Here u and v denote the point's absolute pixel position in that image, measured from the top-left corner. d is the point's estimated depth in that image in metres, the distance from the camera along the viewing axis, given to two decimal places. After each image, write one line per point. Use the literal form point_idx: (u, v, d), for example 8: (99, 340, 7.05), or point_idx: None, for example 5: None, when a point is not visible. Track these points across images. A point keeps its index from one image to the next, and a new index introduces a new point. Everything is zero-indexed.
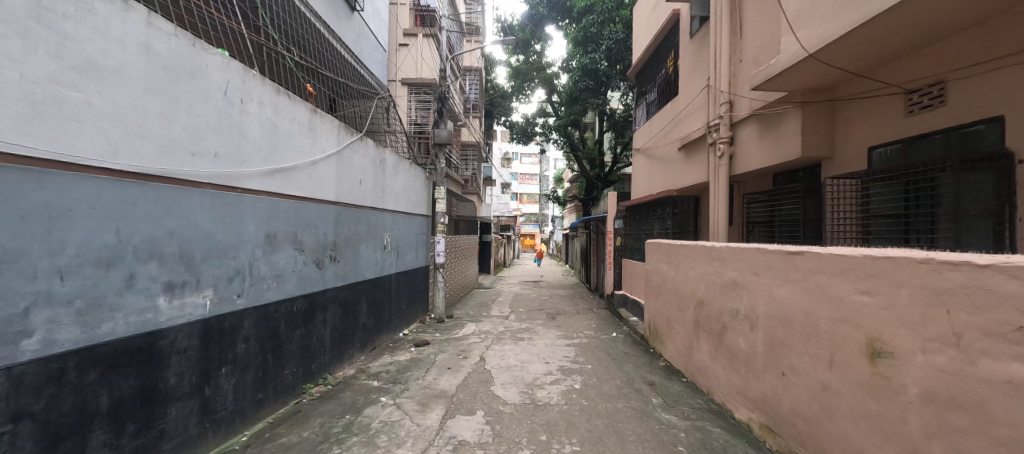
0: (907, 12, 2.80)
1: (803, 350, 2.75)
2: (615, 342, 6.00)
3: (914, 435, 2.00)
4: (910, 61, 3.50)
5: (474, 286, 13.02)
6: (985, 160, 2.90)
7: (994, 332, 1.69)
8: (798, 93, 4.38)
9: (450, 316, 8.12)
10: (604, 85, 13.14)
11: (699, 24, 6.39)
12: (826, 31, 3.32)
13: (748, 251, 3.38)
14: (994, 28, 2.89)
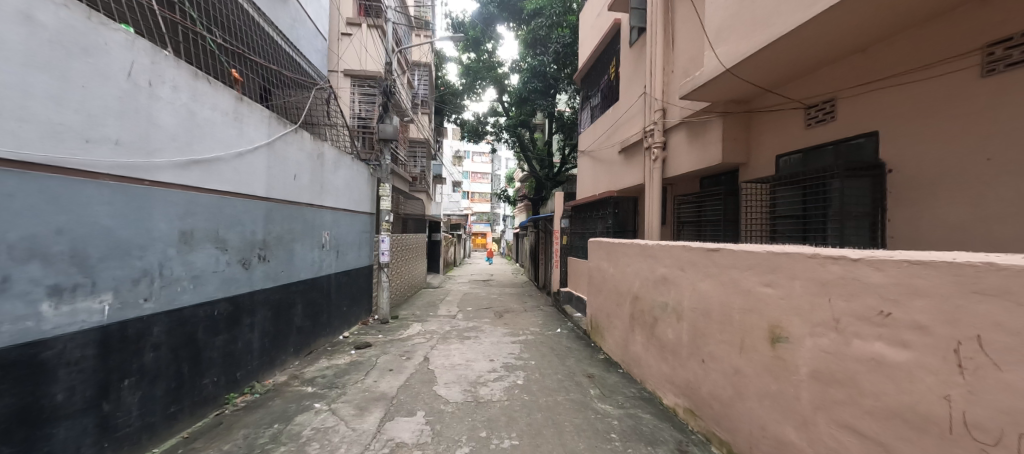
0: (804, 35, 3.17)
1: (718, 338, 3.02)
2: (558, 337, 6.18)
3: (806, 409, 2.32)
4: (811, 80, 3.98)
5: (421, 286, 12.68)
6: (865, 169, 3.39)
7: (863, 316, 2.03)
8: (721, 103, 4.79)
9: (395, 317, 7.87)
10: (553, 87, 13.89)
11: (637, 34, 6.77)
12: (742, 49, 3.67)
13: (674, 248, 3.62)
14: (873, 54, 3.39)
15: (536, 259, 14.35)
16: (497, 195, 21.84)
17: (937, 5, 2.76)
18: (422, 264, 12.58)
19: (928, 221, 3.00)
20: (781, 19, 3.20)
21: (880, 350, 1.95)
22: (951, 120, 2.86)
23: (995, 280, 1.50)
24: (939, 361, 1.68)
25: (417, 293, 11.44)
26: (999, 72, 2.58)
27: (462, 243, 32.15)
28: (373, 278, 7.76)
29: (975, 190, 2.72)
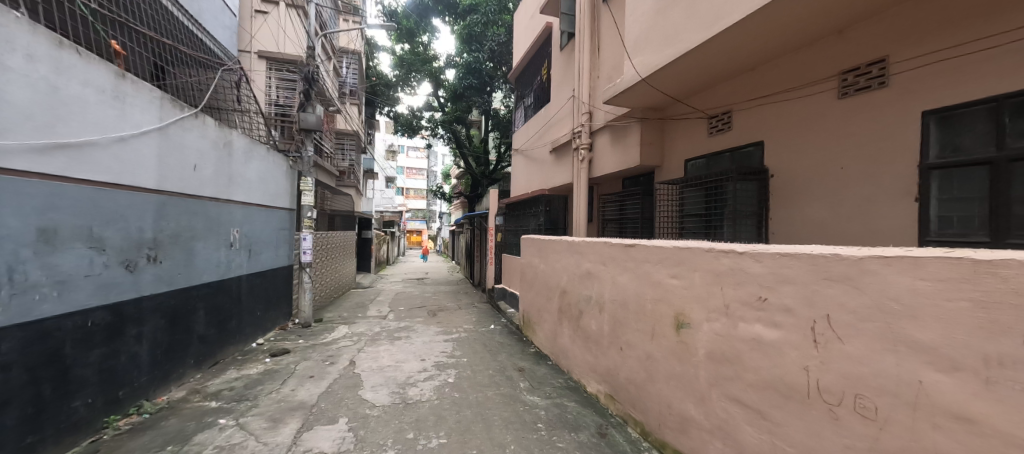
0: (705, 51, 3.55)
1: (634, 327, 3.27)
2: (492, 333, 6.25)
3: (704, 387, 2.61)
4: (712, 93, 4.50)
5: (350, 287, 11.96)
6: (753, 174, 3.91)
7: (747, 302, 2.35)
8: (639, 109, 5.17)
9: (319, 321, 7.36)
10: (487, 85, 14.31)
11: (567, 39, 7.07)
12: (655, 61, 4.00)
13: (597, 244, 3.84)
14: (760, 73, 3.96)
15: (471, 257, 14.37)
16: (431, 192, 21.35)
17: (810, 34, 3.29)
18: (350, 264, 11.87)
19: (802, 219, 3.57)
20: (688, 36, 3.57)
21: (758, 332, 2.28)
22: (817, 133, 3.43)
23: (840, 268, 1.87)
24: (804, 338, 2.02)
25: (345, 295, 10.79)
26: (850, 95, 3.18)
27: (396, 241, 30.91)
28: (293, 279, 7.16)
29: (834, 193, 3.29)
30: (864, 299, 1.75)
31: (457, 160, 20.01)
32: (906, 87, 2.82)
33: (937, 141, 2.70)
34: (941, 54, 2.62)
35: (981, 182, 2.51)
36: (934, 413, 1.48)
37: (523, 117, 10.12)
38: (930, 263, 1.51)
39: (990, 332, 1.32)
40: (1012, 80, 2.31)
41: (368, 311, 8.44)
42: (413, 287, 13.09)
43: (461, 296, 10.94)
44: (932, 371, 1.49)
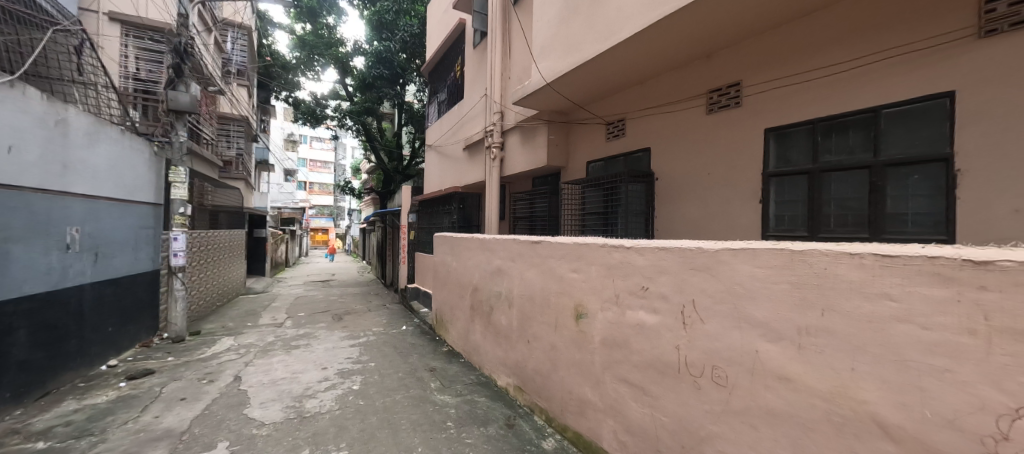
0: (603, 62, 3.86)
1: (540, 320, 3.42)
2: (402, 335, 6.06)
3: (598, 371, 2.85)
4: (608, 103, 4.95)
5: (238, 293, 10.52)
6: (641, 177, 4.39)
7: (633, 292, 2.61)
8: (546, 112, 5.43)
9: (196, 334, 6.37)
10: (399, 76, 13.66)
11: (480, 37, 7.13)
12: (558, 67, 4.23)
13: (506, 241, 3.89)
14: (646, 87, 4.47)
15: (383, 256, 13.75)
16: (339, 187, 19.71)
17: (686, 55, 3.84)
18: (237, 267, 10.39)
19: (679, 217, 4.09)
20: (587, 46, 3.84)
21: (641, 318, 2.55)
22: (692, 143, 3.99)
23: (702, 259, 2.20)
24: (676, 320, 2.33)
25: (231, 302, 9.48)
26: (716, 111, 3.79)
27: (298, 241, 27.96)
28: (160, 287, 6.05)
29: (703, 195, 3.84)
30: (719, 284, 2.10)
31: (368, 153, 19.00)
32: (756, 107, 3.48)
33: (775, 155, 3.39)
34: (779, 82, 3.32)
35: (802, 188, 3.23)
36: (765, 376, 1.88)
37: (436, 112, 9.97)
38: (765, 253, 1.90)
39: (803, 307, 1.73)
40: (824, 108, 3.04)
41: (260, 319, 7.53)
42: (317, 290, 12.04)
43: (371, 298, 10.38)
44: (765, 341, 1.89)
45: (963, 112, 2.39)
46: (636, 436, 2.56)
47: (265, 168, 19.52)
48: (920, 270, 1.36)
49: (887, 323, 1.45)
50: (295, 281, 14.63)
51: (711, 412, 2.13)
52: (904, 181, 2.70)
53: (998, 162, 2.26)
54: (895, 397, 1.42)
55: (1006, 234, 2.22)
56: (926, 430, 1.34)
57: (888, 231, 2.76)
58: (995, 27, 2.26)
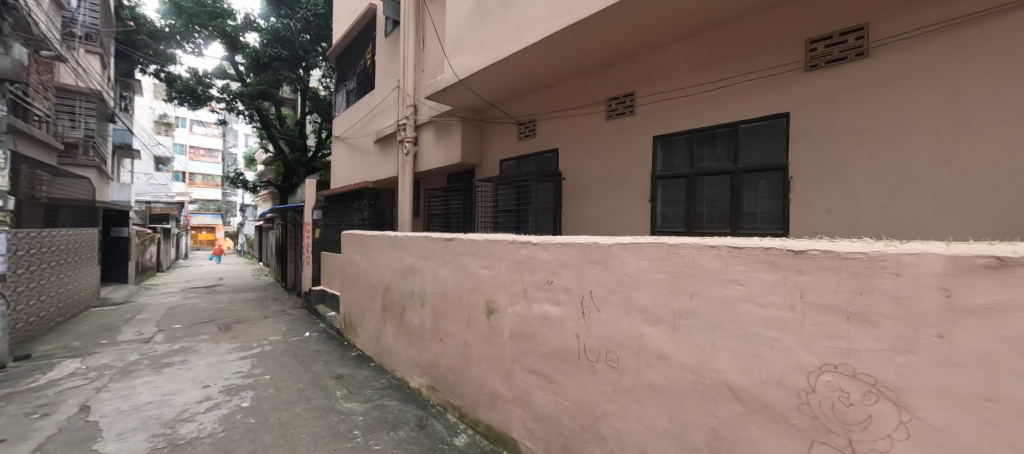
0: (514, 64, 4.01)
1: (453, 318, 3.40)
2: (305, 342, 5.60)
3: (508, 363, 2.93)
4: (520, 103, 5.20)
5: (88, 306, 8.64)
6: (550, 176, 4.65)
7: (539, 286, 2.73)
8: (460, 109, 5.46)
9: (22, 359, 5.11)
10: (301, 59, 12.88)
11: (392, 25, 7.03)
12: (470, 64, 4.27)
13: (418, 239, 3.76)
14: (555, 91, 4.77)
15: (284, 257, 12.51)
16: (227, 179, 17.40)
17: (590, 63, 4.16)
18: (85, 273, 8.47)
19: (584, 215, 4.43)
20: (498, 46, 3.93)
21: (547, 310, 2.68)
22: (595, 146, 4.35)
23: (598, 253, 2.38)
24: (577, 310, 2.50)
25: (78, 317, 7.75)
26: (615, 117, 4.19)
27: (174, 242, 23.80)
28: None
29: (605, 195, 4.22)
30: (612, 276, 2.30)
31: (264, 142, 17.19)
32: (648, 116, 3.92)
33: (662, 160, 3.88)
34: (666, 95, 3.81)
35: (681, 190, 3.73)
36: (648, 355, 2.11)
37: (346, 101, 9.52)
38: (648, 247, 2.13)
39: (676, 292, 1.97)
40: (701, 120, 3.57)
41: (119, 336, 6.29)
42: (199, 298, 10.44)
43: (268, 304, 9.34)
44: (647, 326, 2.11)
45: (795, 131, 3.08)
46: (541, 423, 2.70)
47: (127, 154, 16.20)
48: (759, 259, 1.66)
49: (735, 303, 1.73)
50: (169, 289, 12.43)
51: (605, 393, 2.33)
52: (755, 185, 3.34)
53: (818, 172, 2.98)
54: (742, 364, 1.71)
55: (821, 228, 2.95)
56: (762, 389, 1.64)
57: (744, 227, 3.38)
58: (816, 63, 2.97)
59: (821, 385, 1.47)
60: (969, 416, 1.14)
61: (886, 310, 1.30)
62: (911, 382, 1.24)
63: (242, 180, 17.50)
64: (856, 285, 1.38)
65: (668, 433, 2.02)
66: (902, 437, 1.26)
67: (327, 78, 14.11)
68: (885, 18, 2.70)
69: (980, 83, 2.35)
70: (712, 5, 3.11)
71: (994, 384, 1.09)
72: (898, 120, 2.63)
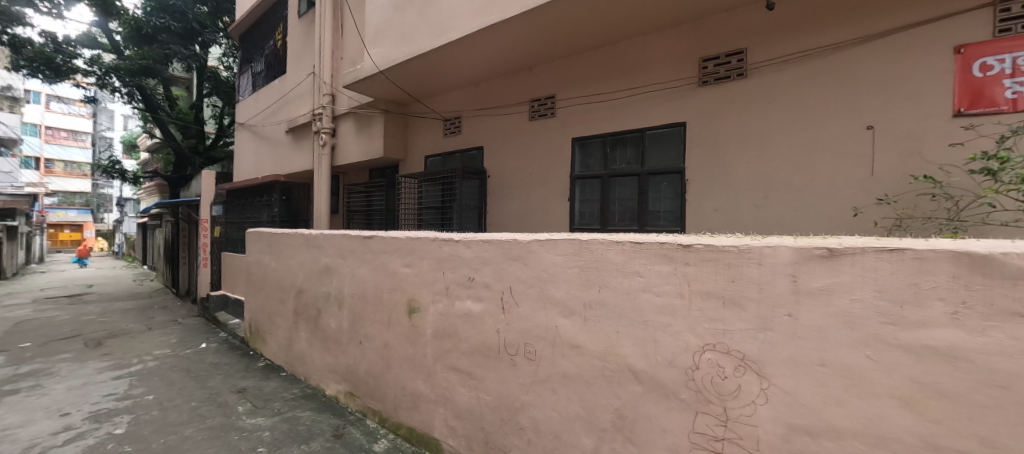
0: (434, 59, 4.09)
1: (373, 319, 3.25)
2: (200, 354, 4.96)
3: (430, 363, 2.88)
4: (446, 99, 5.28)
5: None
6: (475, 174, 4.83)
7: (461, 283, 2.72)
8: (382, 102, 5.47)
9: None
10: (197, 34, 11.61)
11: (307, 7, 7.00)
12: (392, 55, 4.28)
13: (335, 237, 3.53)
14: (479, 89, 4.92)
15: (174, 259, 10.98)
16: (97, 168, 14.75)
17: (514, 64, 4.34)
18: None
19: (509, 213, 4.64)
20: (421, 39, 3.96)
21: (469, 307, 2.68)
22: (520, 146, 4.55)
23: (517, 249, 2.44)
24: (497, 307, 2.53)
25: None
26: (537, 118, 4.42)
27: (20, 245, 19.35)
28: None
29: (528, 193, 4.46)
30: (529, 271, 2.37)
31: (148, 126, 15.04)
32: (569, 119, 4.18)
33: (580, 161, 4.15)
34: (582, 99, 4.09)
35: (597, 189, 4.02)
36: (561, 346, 2.22)
37: (256, 87, 9.10)
38: (562, 243, 2.23)
39: (586, 285, 2.09)
40: (616, 125, 3.88)
41: None
42: (57, 310, 8.67)
43: (152, 314, 8.06)
44: (562, 318, 2.21)
45: (691, 137, 3.45)
46: (463, 420, 2.69)
47: None
48: (655, 252, 1.82)
49: (636, 293, 1.89)
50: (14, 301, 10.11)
51: (524, 384, 2.40)
52: (658, 187, 3.69)
53: (709, 176, 3.37)
54: (641, 349, 1.87)
55: (710, 226, 3.35)
56: (657, 370, 1.81)
57: (649, 225, 3.73)
58: (706, 80, 3.37)
59: (703, 362, 1.66)
60: (810, 380, 1.36)
61: (751, 294, 1.51)
62: (770, 355, 1.46)
63: (119, 169, 15.08)
64: (729, 274, 1.57)
65: (579, 417, 2.14)
66: (762, 402, 1.49)
67: (229, 58, 13.11)
68: (759, 45, 3.15)
69: (825, 105, 2.86)
70: (621, 21, 3.41)
71: (827, 352, 1.33)
72: (769, 134, 3.08)
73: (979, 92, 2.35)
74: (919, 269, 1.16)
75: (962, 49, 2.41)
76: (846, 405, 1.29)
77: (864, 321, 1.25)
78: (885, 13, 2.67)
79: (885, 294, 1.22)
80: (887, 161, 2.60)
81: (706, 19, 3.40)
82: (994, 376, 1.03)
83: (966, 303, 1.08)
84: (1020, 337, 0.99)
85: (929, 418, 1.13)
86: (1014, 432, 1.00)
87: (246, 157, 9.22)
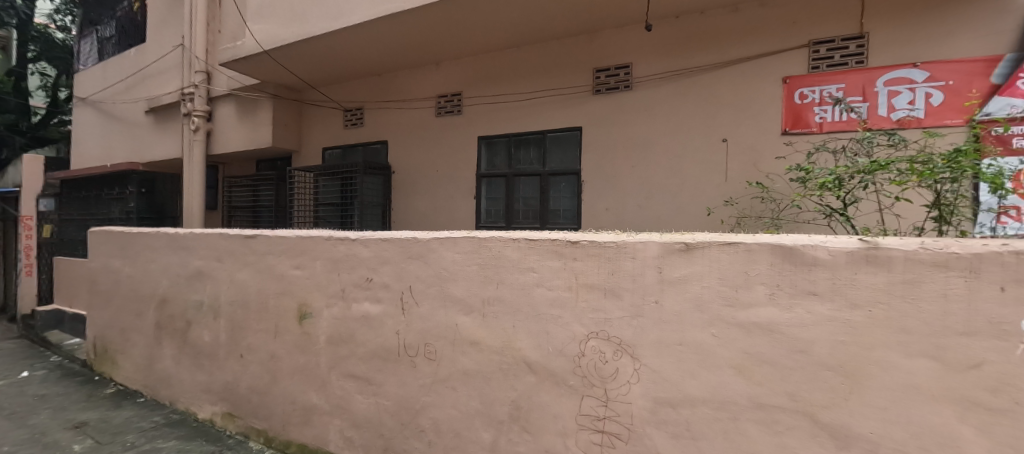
0: (327, 44, 4.24)
1: (257, 328, 2.91)
2: (17, 387, 3.96)
3: (323, 372, 2.68)
4: (350, 87, 5.49)
5: None
6: (378, 170, 5.09)
7: (359, 284, 2.56)
8: (272, 86, 5.59)
9: None
10: None
11: None
12: (280, 36, 4.36)
13: (209, 237, 3.08)
14: (386, 79, 5.23)
15: None
16: None
17: (418, 58, 4.72)
18: None
19: (415, 210, 4.98)
20: (314, 20, 4.09)
21: (366, 310, 2.54)
22: (427, 142, 4.91)
23: (416, 248, 2.36)
24: (397, 307, 2.44)
25: None
26: (445, 115, 4.80)
27: None
28: None
29: (434, 190, 4.84)
30: (429, 270, 2.32)
31: None
32: (476, 117, 4.61)
33: (486, 161, 4.61)
34: (487, 97, 4.52)
35: (502, 187, 4.50)
36: (462, 344, 2.21)
37: (103, 55, 7.73)
38: (461, 241, 2.21)
39: (485, 282, 2.11)
40: (525, 126, 4.32)
41: None
42: None
43: None
44: (461, 315, 2.21)
45: (586, 142, 4.03)
46: (361, 429, 2.55)
47: None
48: (546, 249, 1.91)
49: (529, 287, 1.96)
50: None
51: (424, 385, 2.35)
52: (558, 187, 4.23)
53: (596, 180, 3.98)
54: (534, 341, 1.95)
55: (602, 223, 3.95)
56: (549, 359, 1.90)
57: (550, 221, 4.27)
58: (599, 89, 3.96)
59: (588, 349, 1.78)
60: (672, 358, 1.55)
61: (627, 285, 1.67)
62: (641, 339, 1.63)
63: None
64: (609, 267, 1.72)
65: (479, 413, 2.16)
66: (635, 381, 1.65)
67: (63, 16, 10.87)
68: (640, 62, 3.80)
69: (691, 120, 3.56)
70: (515, 27, 3.89)
71: (684, 333, 1.52)
72: (646, 143, 3.75)
73: (799, 115, 3.21)
74: (748, 259, 1.39)
75: (787, 79, 3.27)
76: (698, 377, 1.49)
77: (711, 304, 1.46)
78: (732, 45, 3.45)
79: (725, 281, 1.43)
80: (736, 169, 3.35)
81: (600, 33, 3.97)
82: (797, 344, 1.29)
83: (779, 286, 1.33)
84: (813, 311, 1.26)
85: (755, 382, 1.36)
86: (810, 387, 1.26)
87: (93, 140, 7.82)
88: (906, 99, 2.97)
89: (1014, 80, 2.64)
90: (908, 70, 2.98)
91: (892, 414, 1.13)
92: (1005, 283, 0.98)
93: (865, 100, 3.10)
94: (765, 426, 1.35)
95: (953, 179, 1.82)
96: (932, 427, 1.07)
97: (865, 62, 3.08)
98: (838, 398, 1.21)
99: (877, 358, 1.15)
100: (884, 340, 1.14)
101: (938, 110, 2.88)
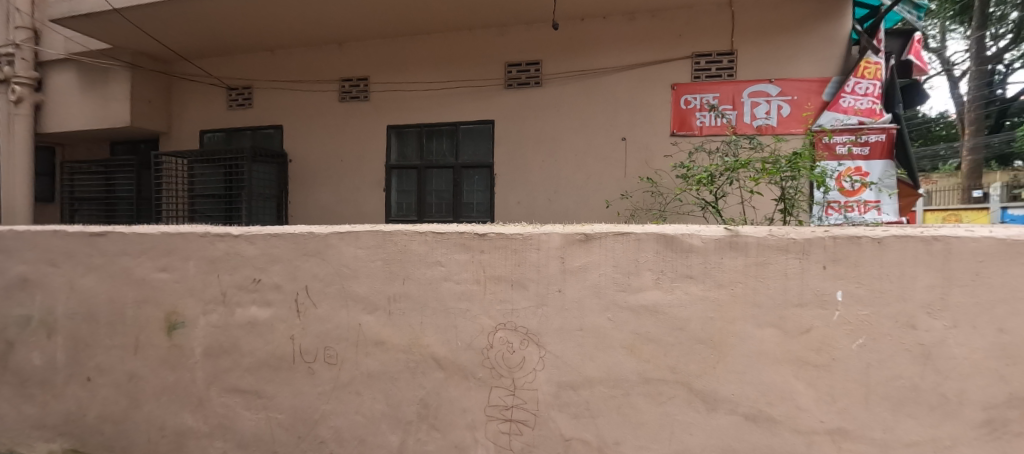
0: (201, 8, 3.79)
1: (110, 344, 2.42)
2: None
3: (200, 389, 2.33)
4: (238, 62, 4.99)
5: None
6: (270, 158, 4.64)
7: (242, 286, 2.23)
8: (127, 53, 4.81)
9: None
10: None
11: None
12: None
13: (37, 237, 2.47)
14: (280, 56, 4.82)
15: None
16: None
17: (318, 36, 4.43)
18: None
19: (315, 202, 4.69)
20: None
21: (253, 315, 2.23)
22: (331, 129, 4.63)
23: (313, 243, 2.09)
24: (287, 311, 2.17)
25: None
26: (348, 99, 4.57)
27: None
28: None
29: (338, 182, 4.62)
30: (328, 267, 2.07)
31: None
32: (383, 104, 4.47)
33: (397, 151, 4.50)
34: (397, 85, 4.41)
35: (414, 180, 4.45)
36: (365, 345, 2.04)
37: None
38: (364, 235, 2.00)
39: (389, 278, 1.95)
40: (441, 116, 4.30)
41: None
42: None
43: None
44: (364, 314, 2.03)
45: (498, 135, 4.15)
46: (248, 448, 2.27)
47: None
48: (452, 241, 1.82)
49: (433, 281, 1.87)
50: None
51: (322, 393, 2.15)
52: (471, 180, 4.29)
53: (505, 173, 4.15)
54: (441, 336, 1.86)
55: (514, 215, 4.15)
56: (456, 353, 1.84)
57: (464, 215, 4.34)
58: (511, 83, 4.11)
59: (495, 341, 1.76)
60: (572, 343, 1.60)
61: (531, 275, 1.67)
62: (545, 327, 1.65)
63: None
64: (515, 258, 1.69)
65: (385, 415, 2.04)
66: (540, 368, 1.68)
67: None
68: (548, 60, 4.02)
69: (597, 120, 3.94)
70: (421, 13, 3.86)
71: (584, 319, 1.58)
72: (552, 138, 4.03)
73: (684, 119, 3.76)
74: (637, 247, 1.48)
75: (675, 86, 3.77)
76: (596, 359, 1.57)
77: (607, 289, 1.53)
78: (631, 52, 3.84)
79: (618, 268, 1.51)
80: (633, 167, 3.80)
81: (509, 28, 4.11)
82: (677, 322, 1.42)
83: (663, 271, 1.44)
84: (690, 292, 1.40)
85: (643, 359, 1.48)
86: (687, 359, 1.41)
87: None
88: (764, 109, 3.67)
89: (838, 99, 3.49)
90: (765, 85, 3.66)
91: (749, 377, 1.33)
92: (826, 263, 1.22)
93: (735, 108, 3.73)
94: (651, 398, 1.47)
95: (793, 177, 2.21)
96: (776, 385, 1.29)
97: (734, 75, 3.69)
98: (708, 368, 1.38)
99: (735, 331, 1.33)
100: (742, 314, 1.32)
101: (786, 120, 3.62)
